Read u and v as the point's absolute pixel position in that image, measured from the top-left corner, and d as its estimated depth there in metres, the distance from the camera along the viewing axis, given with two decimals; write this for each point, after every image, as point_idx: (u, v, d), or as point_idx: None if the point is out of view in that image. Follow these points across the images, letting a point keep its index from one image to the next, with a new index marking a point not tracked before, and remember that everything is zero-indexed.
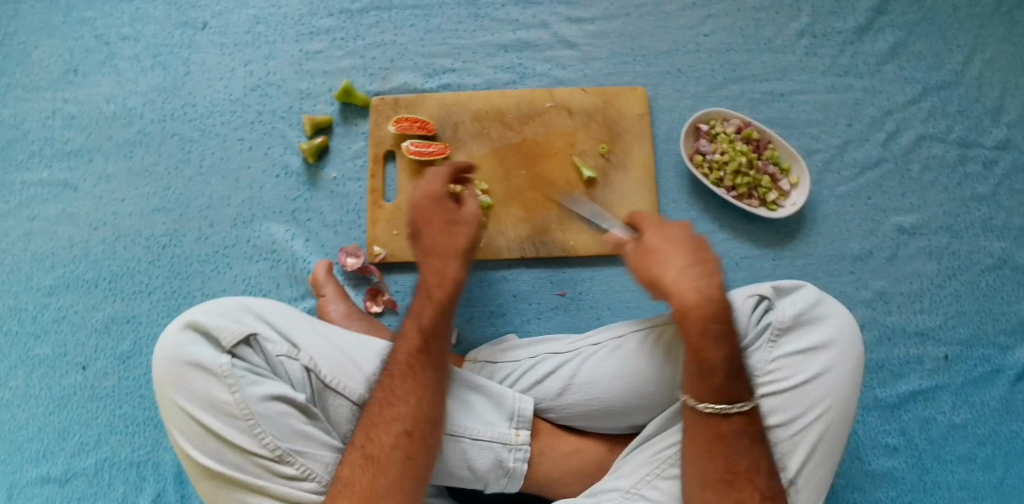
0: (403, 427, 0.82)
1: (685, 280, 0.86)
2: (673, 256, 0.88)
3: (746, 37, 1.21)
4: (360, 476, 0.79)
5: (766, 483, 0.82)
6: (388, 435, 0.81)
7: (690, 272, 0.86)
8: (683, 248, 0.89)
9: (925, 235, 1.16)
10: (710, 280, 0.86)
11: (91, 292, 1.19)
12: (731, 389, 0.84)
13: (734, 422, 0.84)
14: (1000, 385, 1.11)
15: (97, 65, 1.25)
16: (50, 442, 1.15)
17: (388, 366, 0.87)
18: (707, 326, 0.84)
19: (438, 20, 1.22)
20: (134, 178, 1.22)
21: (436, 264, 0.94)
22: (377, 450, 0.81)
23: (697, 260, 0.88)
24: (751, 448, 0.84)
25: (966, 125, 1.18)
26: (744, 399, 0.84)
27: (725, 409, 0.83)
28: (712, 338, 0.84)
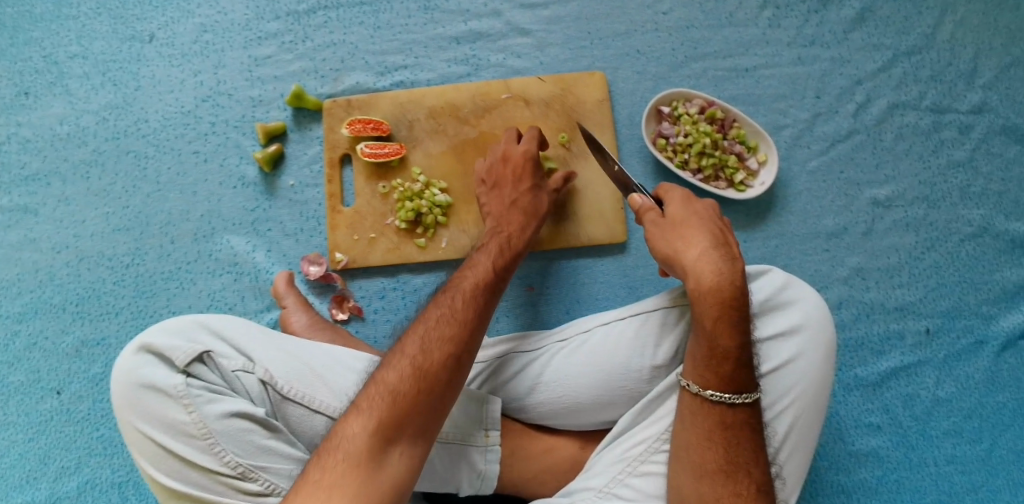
0: (454, 350, 0.79)
1: (708, 262, 0.84)
2: (694, 238, 0.86)
3: (705, 12, 1.17)
4: (406, 389, 0.74)
5: (763, 474, 0.80)
6: (440, 352, 0.77)
7: (716, 254, 0.84)
8: (707, 231, 0.86)
9: (901, 207, 1.12)
10: (733, 265, 0.84)
11: (59, 317, 1.18)
12: (736, 378, 0.81)
13: (737, 412, 0.82)
14: (985, 357, 1.09)
15: (48, 86, 1.23)
16: (31, 468, 1.15)
17: (452, 290, 0.85)
18: (730, 311, 0.82)
19: (387, 16, 1.19)
20: (93, 198, 1.20)
21: (517, 218, 1.00)
22: (429, 366, 0.76)
23: (720, 244, 0.85)
24: (750, 439, 0.81)
25: (939, 90, 1.14)
26: (749, 389, 0.82)
27: (729, 397, 0.81)
28: (725, 324, 0.82)
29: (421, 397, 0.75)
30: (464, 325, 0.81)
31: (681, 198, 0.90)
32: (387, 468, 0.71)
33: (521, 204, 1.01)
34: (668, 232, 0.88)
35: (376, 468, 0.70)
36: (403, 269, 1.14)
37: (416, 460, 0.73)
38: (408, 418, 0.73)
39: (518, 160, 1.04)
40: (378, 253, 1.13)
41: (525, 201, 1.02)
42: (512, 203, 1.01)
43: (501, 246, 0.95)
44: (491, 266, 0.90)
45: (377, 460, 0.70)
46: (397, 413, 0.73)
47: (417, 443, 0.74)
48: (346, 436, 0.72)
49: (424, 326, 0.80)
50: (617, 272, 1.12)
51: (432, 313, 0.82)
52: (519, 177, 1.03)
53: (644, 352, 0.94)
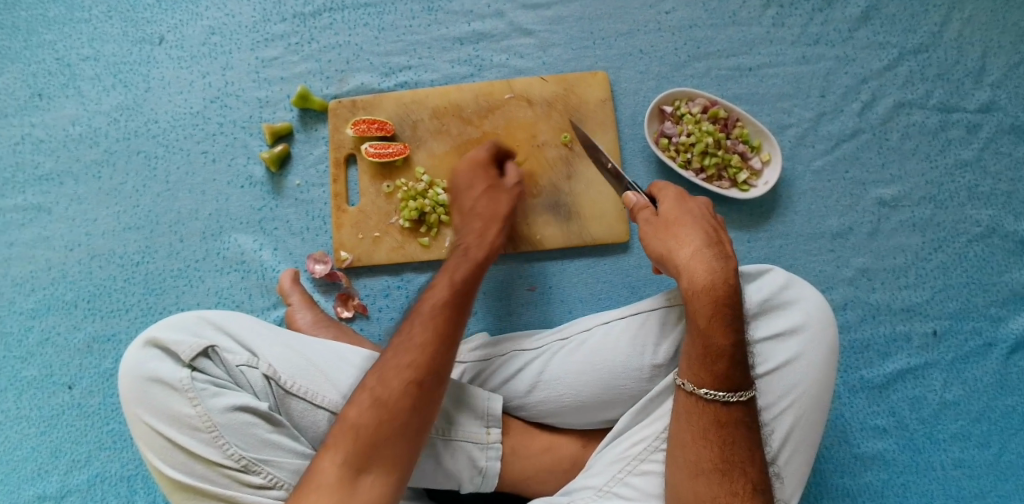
0: (414, 376, 0.80)
1: (699, 261, 0.84)
2: (687, 238, 0.86)
3: (709, 11, 1.17)
4: (367, 422, 0.77)
5: (759, 473, 0.80)
6: (399, 381, 0.80)
7: (708, 253, 0.85)
8: (700, 230, 0.87)
9: (908, 207, 1.11)
10: (725, 264, 0.84)
11: (71, 313, 1.21)
12: (732, 376, 0.81)
13: (733, 410, 0.81)
14: (993, 359, 1.07)
15: (61, 88, 1.25)
16: (43, 461, 1.17)
17: (413, 316, 0.87)
18: (723, 308, 0.82)
19: (391, 17, 1.20)
20: (105, 197, 1.22)
21: (477, 225, 1.00)
22: (388, 396, 0.79)
23: (713, 243, 0.86)
24: (745, 438, 0.81)
25: (947, 89, 1.13)
26: (744, 387, 0.81)
27: (725, 396, 0.80)
28: (718, 321, 0.81)
29: (385, 427, 0.77)
30: (421, 350, 0.82)
31: (674, 198, 0.91)
32: (359, 496, 0.74)
33: (480, 211, 1.02)
34: (660, 231, 0.88)
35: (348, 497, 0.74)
36: (407, 268, 1.15)
37: (390, 486, 0.76)
38: (373, 447, 0.76)
39: (469, 168, 1.06)
40: (383, 252, 1.14)
41: (482, 206, 1.02)
42: (471, 211, 1.02)
43: (460, 258, 0.95)
44: (450, 282, 0.91)
45: (347, 491, 0.74)
46: (362, 444, 0.76)
47: (390, 470, 0.77)
48: (317, 469, 0.75)
49: (386, 355, 0.83)
50: (620, 271, 1.12)
51: (397, 340, 0.85)
52: (478, 185, 1.04)
53: (645, 350, 0.94)
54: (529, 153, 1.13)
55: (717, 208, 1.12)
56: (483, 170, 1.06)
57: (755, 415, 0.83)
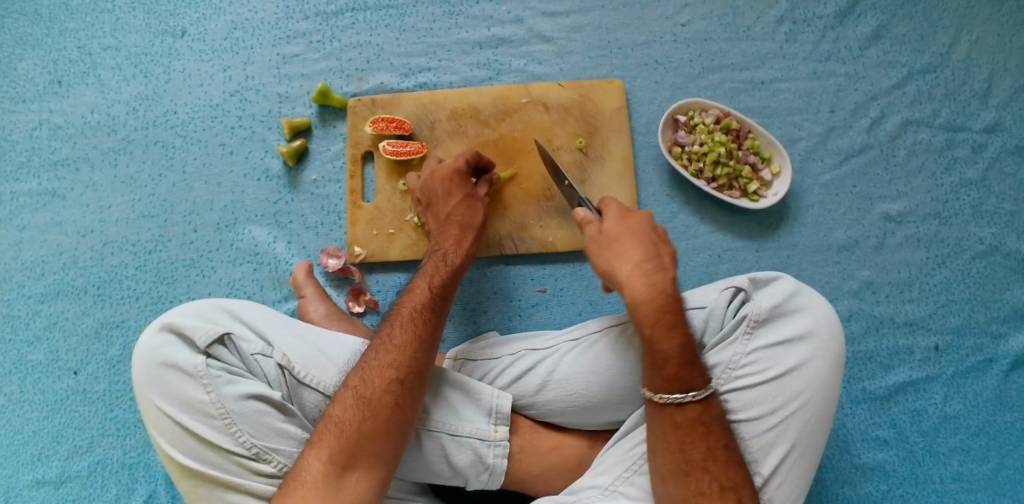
0: (395, 375, 0.83)
1: (640, 274, 0.88)
2: (627, 252, 0.90)
3: (724, 25, 1.19)
4: (351, 420, 0.79)
5: (724, 473, 0.81)
6: (381, 380, 0.82)
7: (647, 266, 0.88)
8: (641, 241, 0.91)
9: (912, 223, 1.14)
10: (663, 274, 0.88)
11: (81, 299, 1.21)
12: (684, 377, 0.83)
13: (688, 411, 0.83)
14: (993, 375, 1.09)
15: (81, 76, 1.27)
16: (44, 446, 1.17)
17: (392, 317, 0.89)
18: (669, 317, 0.86)
19: (413, 19, 1.22)
20: (119, 185, 1.23)
21: (453, 232, 1.01)
22: (370, 394, 0.81)
23: (651, 255, 0.89)
24: (703, 438, 0.82)
25: (953, 109, 1.16)
26: (696, 388, 0.83)
27: (676, 398, 0.82)
28: (666, 330, 0.85)
29: (368, 426, 0.79)
30: (402, 351, 0.84)
31: (619, 209, 0.94)
32: (345, 492, 0.76)
33: (455, 218, 1.03)
34: (602, 247, 0.92)
35: (333, 495, 0.76)
36: (419, 265, 1.16)
37: (377, 483, 0.78)
38: (358, 446, 0.78)
39: (445, 175, 1.05)
40: (397, 249, 1.15)
41: (458, 215, 1.03)
42: (445, 218, 1.03)
43: (437, 263, 0.97)
44: (428, 288, 0.92)
45: (332, 489, 0.76)
46: (347, 442, 0.78)
47: (376, 469, 0.78)
48: (302, 467, 0.77)
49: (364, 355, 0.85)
50: None
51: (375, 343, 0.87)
52: (455, 193, 1.05)
53: None
54: (544, 157, 1.15)
55: (727, 217, 1.14)
56: (461, 177, 1.06)
57: (717, 415, 0.84)
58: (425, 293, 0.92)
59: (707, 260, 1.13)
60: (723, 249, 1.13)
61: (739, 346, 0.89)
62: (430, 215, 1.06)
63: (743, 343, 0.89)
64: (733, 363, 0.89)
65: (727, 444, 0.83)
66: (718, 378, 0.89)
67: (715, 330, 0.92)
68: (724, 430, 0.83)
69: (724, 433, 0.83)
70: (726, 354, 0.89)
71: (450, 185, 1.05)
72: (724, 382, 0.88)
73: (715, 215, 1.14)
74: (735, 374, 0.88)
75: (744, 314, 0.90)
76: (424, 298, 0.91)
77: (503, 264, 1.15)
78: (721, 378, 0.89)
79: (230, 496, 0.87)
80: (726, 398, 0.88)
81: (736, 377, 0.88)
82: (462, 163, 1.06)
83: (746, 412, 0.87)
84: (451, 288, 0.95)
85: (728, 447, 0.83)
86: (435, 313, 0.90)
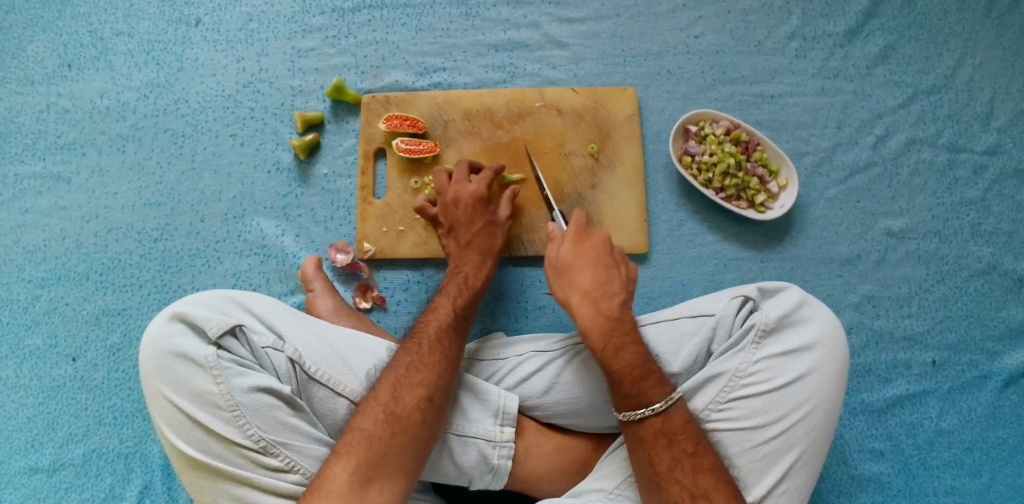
0: (425, 392, 0.88)
1: (589, 302, 0.95)
2: (579, 282, 0.97)
3: (736, 39, 1.21)
4: (380, 432, 0.83)
5: (693, 481, 0.82)
6: (411, 397, 0.87)
7: (596, 294, 0.96)
8: (593, 270, 0.98)
9: (913, 239, 1.16)
10: (612, 301, 0.95)
11: (82, 285, 1.20)
12: (642, 392, 0.87)
13: (647, 424, 0.86)
14: (988, 391, 1.11)
15: (91, 60, 1.26)
16: (39, 433, 1.15)
17: (418, 336, 0.94)
18: (619, 339, 0.91)
19: (429, 19, 1.23)
20: (126, 172, 1.22)
21: (473, 258, 1.05)
22: (400, 411, 0.85)
23: (600, 283, 0.97)
24: (666, 448, 0.84)
25: (956, 130, 1.18)
26: (653, 401, 0.86)
27: (636, 414, 0.86)
28: (615, 351, 0.90)
29: (396, 438, 0.83)
30: (433, 370, 0.90)
31: (575, 237, 1.01)
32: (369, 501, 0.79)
33: (476, 244, 1.06)
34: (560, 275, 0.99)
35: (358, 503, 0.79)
36: (427, 264, 1.16)
37: (398, 493, 0.82)
38: (384, 456, 0.82)
39: (468, 202, 1.07)
40: (406, 246, 1.16)
41: (479, 241, 1.06)
42: (466, 244, 1.06)
43: (459, 287, 1.02)
44: (452, 309, 0.98)
45: (357, 495, 0.79)
46: (373, 453, 0.82)
47: (398, 480, 0.82)
48: (328, 476, 0.80)
49: (396, 373, 0.89)
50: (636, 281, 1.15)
51: (403, 360, 0.91)
52: (477, 222, 1.07)
53: (662, 359, 0.95)
54: (555, 161, 1.16)
55: (733, 227, 1.16)
56: (482, 203, 1.07)
57: (682, 424, 0.85)
58: (449, 314, 0.97)
59: (713, 269, 1.15)
60: (728, 258, 1.15)
61: (747, 354, 0.90)
62: (450, 240, 1.08)
63: (751, 352, 0.90)
64: (740, 371, 0.90)
65: (695, 451, 0.84)
66: (725, 386, 0.90)
67: (723, 338, 0.94)
68: (693, 438, 0.85)
69: (691, 442, 0.84)
70: (734, 362, 0.90)
71: (473, 212, 1.07)
72: (731, 389, 0.89)
73: (722, 224, 1.16)
74: (742, 382, 0.89)
75: (752, 323, 0.91)
76: (448, 317, 0.97)
77: (511, 265, 1.16)
78: (728, 385, 0.89)
79: (235, 490, 0.86)
80: (732, 405, 0.89)
81: (743, 385, 0.89)
82: (484, 190, 1.08)
83: (751, 420, 0.89)
84: (473, 307, 1.01)
85: (697, 455, 0.83)
86: (457, 332, 0.96)
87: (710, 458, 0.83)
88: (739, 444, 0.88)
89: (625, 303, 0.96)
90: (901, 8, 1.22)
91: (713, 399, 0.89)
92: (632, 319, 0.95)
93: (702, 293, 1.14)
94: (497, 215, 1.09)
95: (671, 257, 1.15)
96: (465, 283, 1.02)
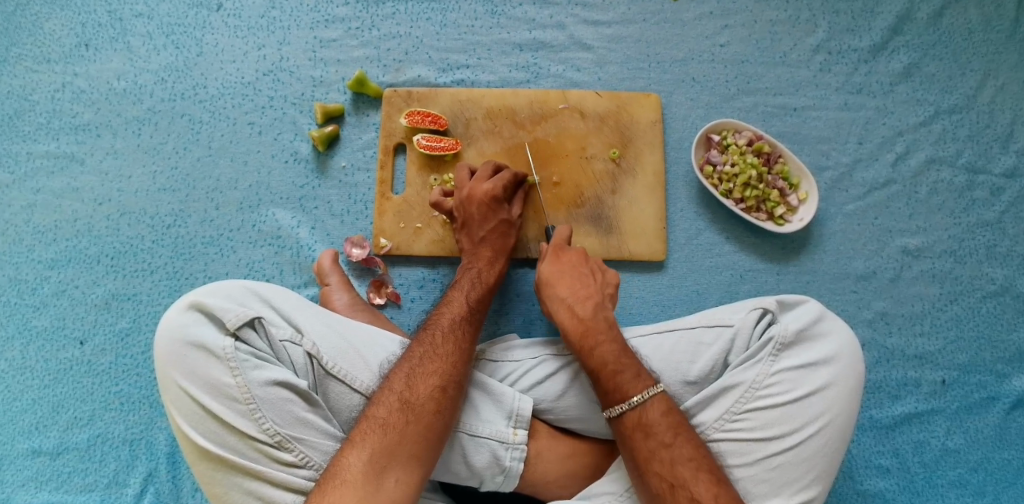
0: (438, 382, 0.87)
1: (563, 308, 0.97)
2: (554, 292, 0.99)
3: (761, 49, 1.21)
4: (394, 421, 0.83)
5: (673, 473, 0.82)
6: (426, 386, 0.86)
7: (569, 299, 0.97)
8: (568, 279, 1.00)
9: (929, 258, 1.16)
10: (586, 305, 0.97)
11: (92, 268, 1.18)
12: (620, 386, 0.88)
13: (626, 419, 0.87)
14: (995, 413, 1.12)
15: (109, 41, 1.24)
16: (44, 415, 1.14)
17: (432, 327, 0.94)
18: (593, 340, 0.93)
19: (454, 15, 1.22)
20: (142, 155, 1.21)
21: (487, 254, 1.05)
22: (414, 399, 0.85)
23: (573, 289, 0.98)
24: (644, 441, 0.85)
25: (975, 151, 1.19)
26: (630, 395, 0.87)
27: (615, 410, 0.87)
28: (590, 352, 0.92)
29: (410, 427, 0.83)
30: (447, 360, 0.89)
31: (549, 253, 1.03)
32: (383, 492, 0.78)
33: (490, 241, 1.06)
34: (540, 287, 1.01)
35: (373, 492, 0.78)
36: (443, 261, 1.16)
37: (411, 485, 0.81)
38: (398, 447, 0.81)
39: (482, 199, 1.05)
40: (423, 243, 1.15)
41: (493, 239, 1.06)
42: (480, 241, 1.06)
43: (473, 280, 1.02)
44: (466, 301, 0.98)
45: (372, 486, 0.78)
46: (388, 442, 0.81)
47: (410, 473, 0.81)
48: (342, 465, 0.80)
49: (409, 364, 0.89)
50: (652, 288, 1.15)
51: (416, 350, 0.91)
52: (490, 220, 1.06)
53: (679, 367, 0.94)
54: (577, 164, 1.16)
55: (751, 238, 1.16)
56: (497, 203, 1.06)
57: (659, 416, 0.86)
58: (461, 306, 0.97)
59: (728, 280, 1.15)
60: (745, 269, 1.15)
61: (763, 366, 0.90)
62: (463, 235, 1.08)
63: (768, 364, 0.90)
64: (757, 382, 0.90)
65: (672, 443, 0.84)
66: (741, 397, 0.90)
67: (740, 350, 0.93)
68: (672, 430, 0.85)
69: (669, 433, 0.85)
70: (750, 373, 0.90)
71: (488, 211, 1.06)
72: (747, 400, 0.89)
73: (741, 235, 1.16)
74: (758, 393, 0.89)
75: (770, 335, 0.91)
76: (462, 310, 0.96)
77: (527, 266, 1.16)
78: (743, 397, 0.89)
79: (247, 483, 0.84)
80: (747, 416, 0.89)
81: (758, 397, 0.89)
82: (500, 189, 1.06)
83: (766, 431, 0.89)
84: (485, 302, 1.01)
85: (675, 446, 0.84)
86: (471, 324, 0.96)
87: (690, 449, 0.84)
88: (752, 455, 0.88)
89: (601, 305, 0.97)
90: (926, 26, 1.22)
91: (728, 409, 0.90)
92: (608, 318, 0.96)
93: (717, 303, 1.14)
94: (512, 214, 1.08)
95: (688, 265, 1.16)
96: (478, 277, 1.02)
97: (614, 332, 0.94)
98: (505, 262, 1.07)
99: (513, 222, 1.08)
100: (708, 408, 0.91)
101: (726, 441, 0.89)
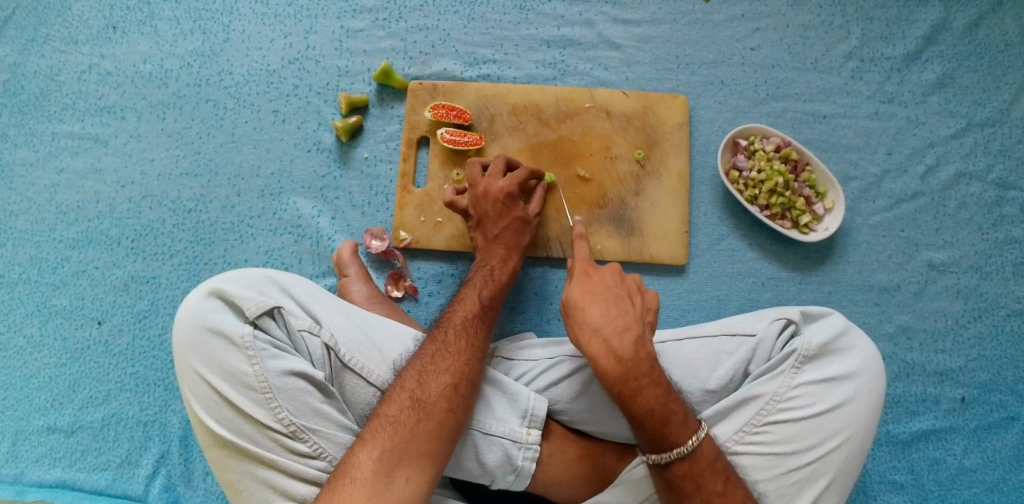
0: (450, 380, 0.87)
1: (598, 341, 0.88)
2: (586, 320, 0.90)
3: (793, 54, 1.19)
4: (404, 419, 0.82)
5: None
6: (437, 385, 0.86)
7: (605, 331, 0.88)
8: (601, 305, 0.90)
9: (954, 273, 1.15)
10: (625, 338, 0.87)
11: (113, 250, 1.19)
12: (668, 435, 0.83)
13: (674, 469, 0.84)
14: (1014, 433, 1.10)
15: (136, 24, 1.24)
16: (60, 393, 1.15)
17: (445, 325, 0.93)
18: (634, 383, 0.85)
19: (482, 9, 1.21)
20: (165, 139, 1.21)
21: (500, 251, 1.04)
22: (425, 397, 0.84)
23: (609, 318, 0.89)
24: (696, 493, 0.82)
25: (1007, 166, 1.16)
26: (679, 443, 0.83)
27: (662, 458, 0.83)
28: (631, 397, 0.84)
29: (421, 426, 0.82)
30: (459, 358, 0.89)
31: (580, 274, 0.95)
32: (393, 491, 0.78)
33: (504, 240, 1.05)
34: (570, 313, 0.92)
35: (383, 491, 0.78)
36: (462, 257, 1.16)
37: (422, 484, 0.80)
38: (408, 445, 0.81)
39: (497, 197, 1.04)
40: (442, 238, 1.15)
41: (507, 236, 1.05)
42: (494, 238, 1.05)
43: (486, 278, 1.01)
44: (478, 299, 0.97)
45: (382, 485, 0.78)
46: (398, 440, 0.81)
47: (421, 472, 0.80)
48: (353, 464, 0.79)
49: (421, 362, 0.88)
50: (671, 293, 1.14)
51: (428, 348, 0.90)
52: (504, 218, 1.05)
53: (698, 375, 0.93)
54: (602, 164, 1.15)
55: (775, 246, 1.15)
56: (512, 202, 1.05)
57: (709, 464, 0.84)
58: (474, 304, 0.96)
59: (750, 287, 1.14)
60: (767, 277, 1.14)
61: (785, 379, 0.89)
62: (478, 233, 1.06)
63: (790, 376, 0.89)
64: (778, 395, 0.88)
65: (724, 491, 0.82)
66: (762, 408, 0.88)
67: (762, 360, 0.92)
68: (721, 477, 0.83)
69: (720, 481, 0.83)
70: (771, 386, 0.89)
71: (503, 209, 1.05)
72: (767, 413, 0.88)
73: (763, 242, 1.15)
74: (778, 407, 0.88)
75: (793, 348, 0.90)
76: (475, 308, 0.96)
77: (547, 266, 1.15)
78: (764, 409, 0.88)
79: (261, 472, 0.84)
80: (768, 429, 0.88)
81: (779, 409, 0.88)
82: (515, 187, 1.05)
83: (786, 445, 0.87)
84: (499, 300, 1.00)
85: (727, 494, 0.83)
86: (483, 321, 0.96)
87: (740, 494, 0.83)
88: (771, 469, 0.87)
89: (641, 337, 0.88)
90: (962, 36, 1.19)
91: (748, 422, 0.88)
92: (649, 355, 0.87)
93: (737, 310, 1.13)
94: (527, 212, 1.07)
95: (709, 271, 1.14)
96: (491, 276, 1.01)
97: (657, 373, 0.86)
98: (518, 259, 1.05)
99: (529, 219, 1.06)
100: (727, 420, 0.89)
101: (746, 454, 0.88)
